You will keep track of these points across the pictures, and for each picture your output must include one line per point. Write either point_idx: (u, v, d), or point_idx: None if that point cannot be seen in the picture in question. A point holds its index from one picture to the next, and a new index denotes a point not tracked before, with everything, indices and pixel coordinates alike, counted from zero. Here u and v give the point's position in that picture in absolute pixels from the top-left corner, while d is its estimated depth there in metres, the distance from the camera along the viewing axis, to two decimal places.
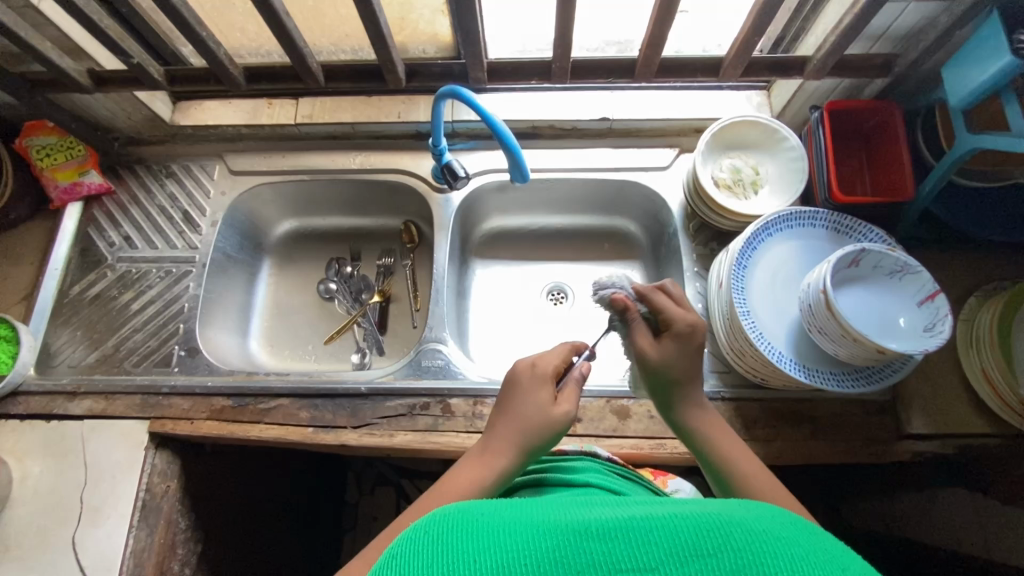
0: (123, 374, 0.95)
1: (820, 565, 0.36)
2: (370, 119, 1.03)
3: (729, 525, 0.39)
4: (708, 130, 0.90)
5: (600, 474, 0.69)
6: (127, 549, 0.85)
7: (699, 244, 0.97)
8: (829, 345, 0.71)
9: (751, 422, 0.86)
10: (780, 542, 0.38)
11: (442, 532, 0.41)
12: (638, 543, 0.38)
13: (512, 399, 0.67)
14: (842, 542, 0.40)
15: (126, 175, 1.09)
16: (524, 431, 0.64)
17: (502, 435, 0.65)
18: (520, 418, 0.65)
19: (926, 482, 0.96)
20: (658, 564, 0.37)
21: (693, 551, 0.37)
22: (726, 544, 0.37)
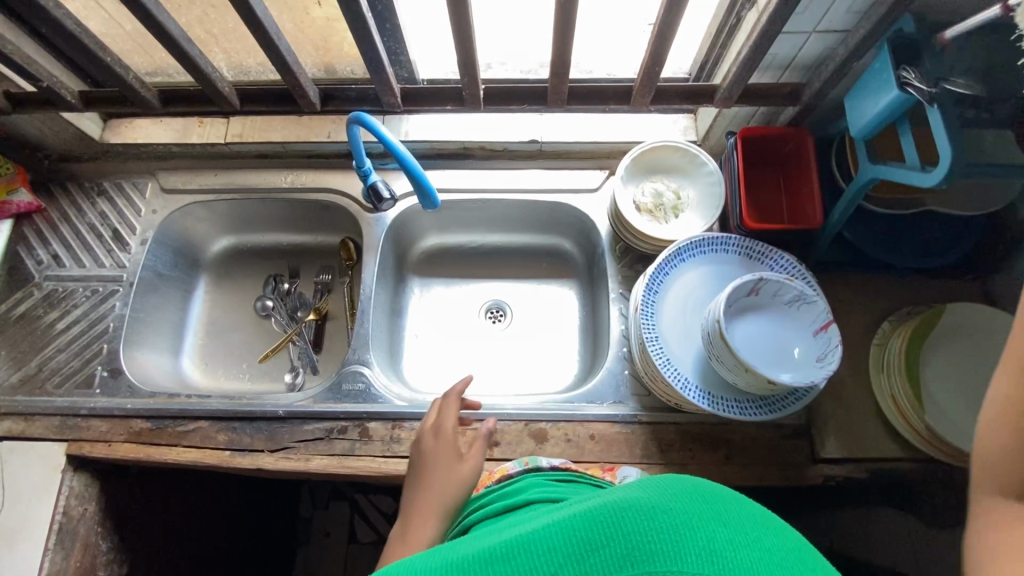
0: (44, 395, 0.94)
1: (714, 536, 0.37)
2: (300, 139, 1.03)
3: (620, 508, 0.38)
4: (628, 154, 0.90)
5: (542, 486, 0.66)
6: (41, 572, 0.85)
7: (624, 266, 0.98)
8: (727, 374, 0.71)
9: (666, 446, 0.86)
10: (669, 516, 0.38)
11: None
12: (538, 553, 0.38)
13: (426, 469, 0.74)
14: (741, 500, 0.41)
15: (58, 192, 1.08)
16: (444, 493, 0.70)
17: (424, 503, 0.69)
18: (437, 484, 0.71)
19: (850, 503, 0.96)
20: (557, 569, 0.36)
21: (589, 545, 0.37)
22: (616, 532, 0.37)
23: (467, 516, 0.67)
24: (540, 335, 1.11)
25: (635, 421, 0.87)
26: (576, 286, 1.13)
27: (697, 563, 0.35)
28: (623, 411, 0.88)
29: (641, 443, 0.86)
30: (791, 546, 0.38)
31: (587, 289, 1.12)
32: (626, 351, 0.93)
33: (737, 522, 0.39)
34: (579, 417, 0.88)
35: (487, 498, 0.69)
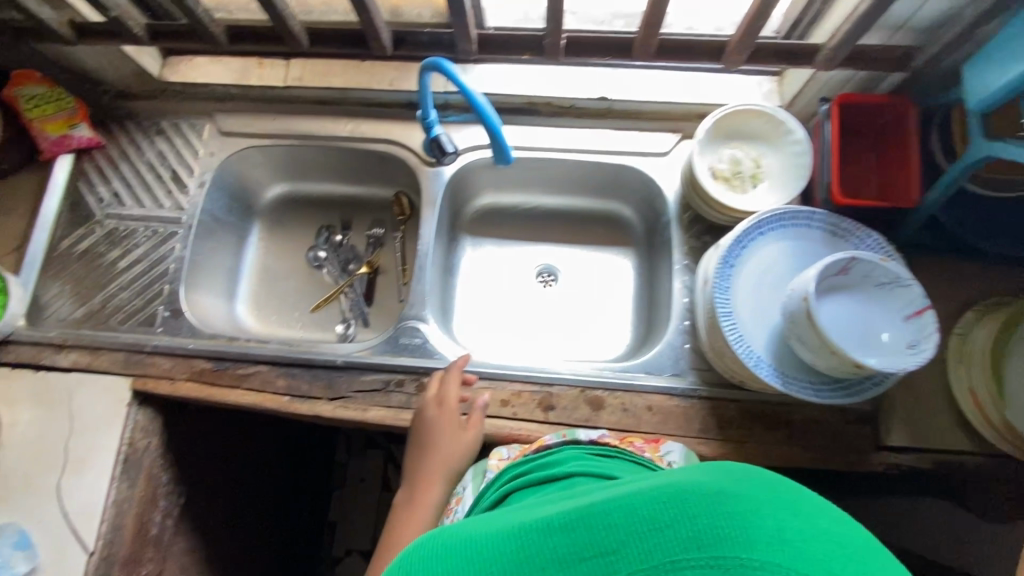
0: (109, 330, 0.96)
1: (785, 526, 0.34)
2: (362, 86, 1.00)
3: (684, 491, 0.37)
4: (710, 117, 0.85)
5: (581, 461, 0.67)
6: (109, 499, 0.88)
7: (691, 236, 0.94)
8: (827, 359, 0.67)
9: (726, 423, 0.84)
10: (737, 501, 0.36)
11: (423, 555, 0.43)
12: (597, 526, 0.37)
13: (433, 439, 0.81)
14: (810, 495, 0.39)
15: (117, 129, 1.07)
16: (447, 466, 0.80)
17: (431, 472, 0.80)
18: (443, 457, 0.80)
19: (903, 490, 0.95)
20: (618, 546, 0.35)
21: (654, 523, 0.35)
22: (681, 513, 0.35)
23: (506, 483, 0.68)
24: (593, 302, 1.09)
25: (695, 395, 0.86)
26: (631, 254, 1.10)
27: (770, 552, 0.33)
28: (683, 384, 0.87)
29: (699, 418, 0.84)
30: (867, 551, 0.35)
31: (645, 259, 1.09)
32: (688, 324, 0.90)
33: (808, 516, 0.36)
34: (637, 387, 0.86)
35: (527, 465, 0.69)
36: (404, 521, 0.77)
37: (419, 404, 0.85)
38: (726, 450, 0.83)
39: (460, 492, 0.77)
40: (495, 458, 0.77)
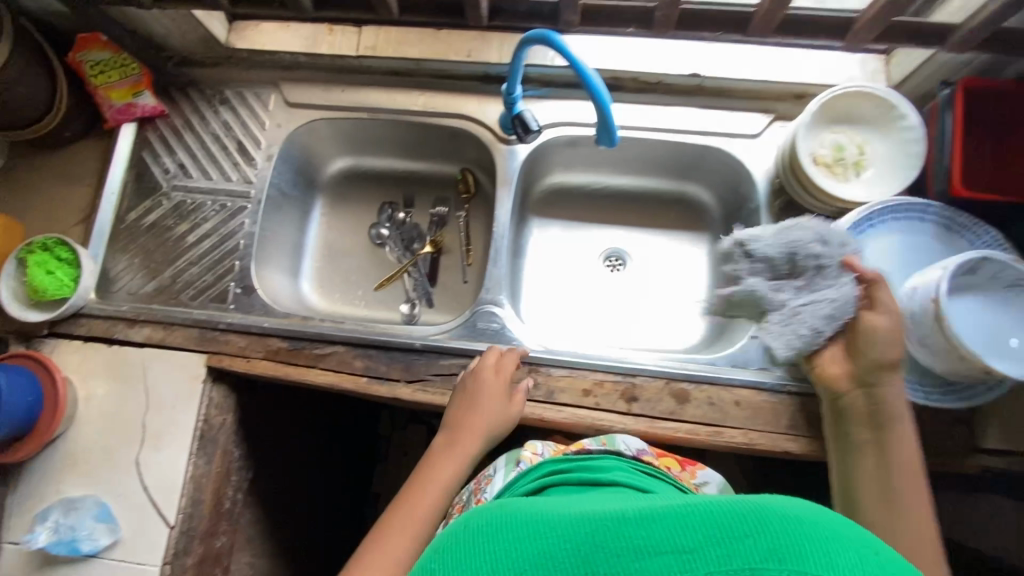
0: (180, 306, 0.95)
1: (869, 559, 0.32)
2: (438, 56, 0.96)
3: (765, 509, 0.34)
4: (818, 99, 0.80)
5: (626, 472, 0.64)
6: (187, 474, 0.88)
7: (782, 224, 0.90)
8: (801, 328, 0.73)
9: (815, 420, 0.82)
10: (820, 527, 0.33)
11: (468, 535, 0.39)
12: (675, 524, 0.34)
13: (479, 397, 0.80)
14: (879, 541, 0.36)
15: (180, 98, 1.03)
16: (486, 428, 0.79)
17: (468, 428, 0.79)
18: (485, 418, 0.79)
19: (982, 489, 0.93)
20: (696, 546, 0.33)
21: (739, 531, 0.33)
22: (765, 527, 0.33)
23: (539, 477, 0.65)
24: (665, 288, 1.06)
25: (785, 391, 0.84)
26: (706, 239, 1.07)
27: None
28: (772, 379, 0.85)
29: (788, 413, 0.83)
30: None
31: (721, 246, 1.05)
32: None
33: (882, 555, 0.34)
34: (724, 381, 0.84)
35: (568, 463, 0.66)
36: (432, 471, 0.77)
37: (473, 363, 0.85)
38: (815, 447, 0.82)
39: (491, 474, 0.76)
40: (529, 450, 0.76)
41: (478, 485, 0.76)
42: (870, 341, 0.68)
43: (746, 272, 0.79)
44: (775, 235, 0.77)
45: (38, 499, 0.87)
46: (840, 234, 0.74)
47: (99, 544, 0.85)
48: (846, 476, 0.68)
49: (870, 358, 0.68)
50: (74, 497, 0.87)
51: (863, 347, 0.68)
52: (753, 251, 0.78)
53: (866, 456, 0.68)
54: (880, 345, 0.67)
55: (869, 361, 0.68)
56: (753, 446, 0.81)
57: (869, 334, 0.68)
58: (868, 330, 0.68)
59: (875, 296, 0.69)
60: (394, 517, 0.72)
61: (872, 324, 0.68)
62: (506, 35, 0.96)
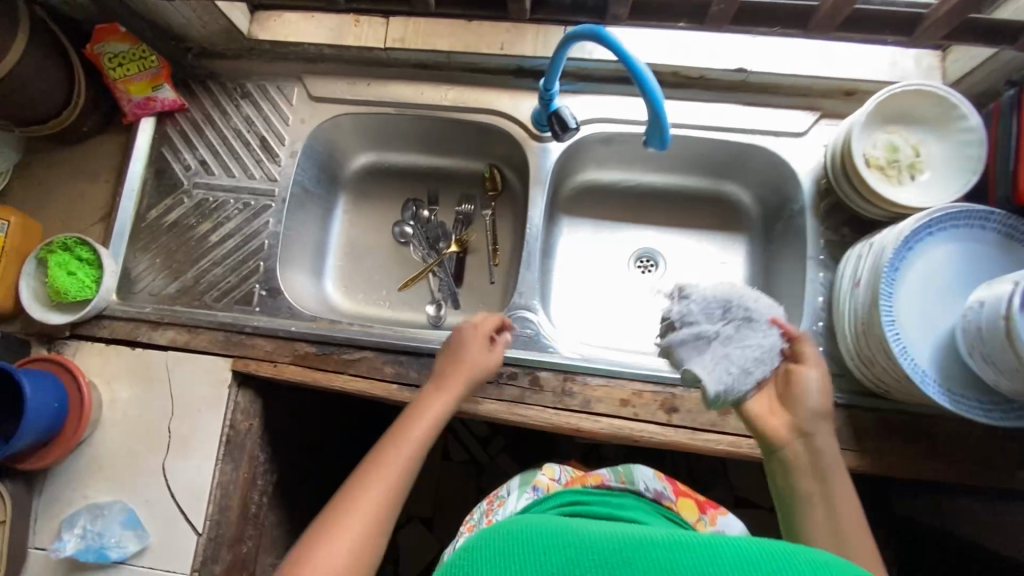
0: (204, 308, 0.93)
1: None
2: (469, 48, 0.92)
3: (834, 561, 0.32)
4: (874, 98, 0.76)
5: (641, 512, 0.65)
6: (215, 480, 0.86)
7: (828, 228, 0.87)
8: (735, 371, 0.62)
9: (861, 432, 0.80)
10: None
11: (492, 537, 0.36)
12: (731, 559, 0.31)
13: (463, 347, 0.80)
14: None
15: (199, 91, 1.00)
16: (470, 375, 0.78)
17: (453, 377, 0.78)
18: (469, 365, 0.79)
19: None
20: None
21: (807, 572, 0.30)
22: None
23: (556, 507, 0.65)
24: None
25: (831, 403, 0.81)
26: (743, 240, 1.03)
27: None
28: None
29: (834, 426, 0.80)
30: None
31: (759, 248, 1.02)
32: (821, 326, 0.85)
33: None
34: None
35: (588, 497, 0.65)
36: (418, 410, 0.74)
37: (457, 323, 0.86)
38: (861, 461, 0.79)
39: (503, 495, 0.74)
40: (546, 474, 0.74)
41: (489, 504, 0.75)
42: (801, 394, 0.64)
43: (679, 318, 0.64)
44: (714, 287, 0.64)
45: (63, 504, 0.86)
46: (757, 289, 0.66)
47: (127, 551, 0.83)
48: (790, 528, 0.62)
49: (811, 408, 0.63)
50: (101, 503, 0.86)
51: (796, 399, 0.64)
52: (689, 298, 0.64)
53: (814, 510, 0.61)
54: (813, 395, 0.63)
55: (809, 411, 0.63)
56: None
57: (801, 389, 0.64)
58: (806, 386, 0.64)
59: (800, 350, 0.65)
60: (382, 450, 0.70)
61: (804, 377, 0.64)
62: (541, 27, 0.92)
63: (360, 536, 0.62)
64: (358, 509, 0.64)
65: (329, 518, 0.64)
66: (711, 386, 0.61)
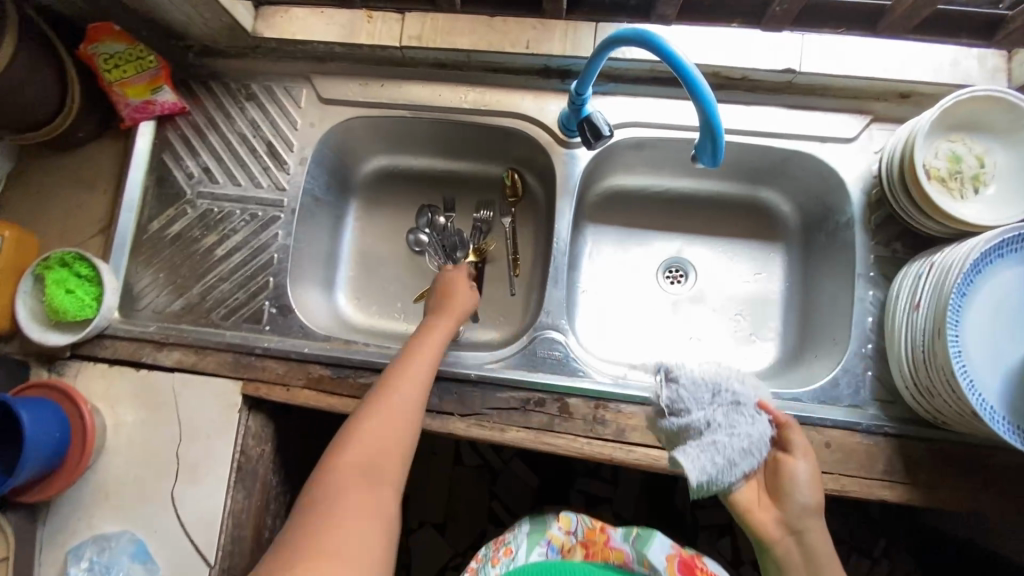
0: (211, 326, 0.88)
1: None
2: (492, 47, 0.85)
3: None
4: (942, 104, 0.70)
5: None
6: (226, 509, 0.82)
7: (878, 243, 0.81)
8: (721, 461, 0.62)
9: (914, 463, 0.74)
10: None
11: None
12: None
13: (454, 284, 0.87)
14: None
15: (202, 93, 0.94)
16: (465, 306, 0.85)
17: (452, 307, 0.83)
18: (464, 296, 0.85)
19: None
20: None
21: None
22: None
23: None
24: (734, 304, 0.96)
25: (881, 432, 0.76)
26: (780, 250, 0.97)
27: None
28: (865, 418, 0.77)
29: (885, 457, 0.75)
30: None
31: (798, 259, 0.96)
32: (870, 348, 0.79)
33: None
34: (814, 420, 0.76)
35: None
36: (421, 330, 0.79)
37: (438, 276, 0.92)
38: (914, 495, 0.74)
39: (511, 542, 0.74)
40: (559, 524, 0.75)
41: (495, 551, 0.74)
42: (789, 487, 0.61)
43: (669, 402, 0.66)
44: (702, 371, 0.66)
45: (68, 534, 0.82)
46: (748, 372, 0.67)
47: None
48: None
49: (799, 502, 0.60)
50: (108, 533, 0.82)
51: (785, 489, 0.61)
52: (677, 382, 0.65)
53: None
54: (802, 489, 0.60)
55: (798, 506, 0.60)
56: (848, 494, 0.74)
57: (788, 481, 0.61)
58: (793, 478, 0.61)
59: (787, 438, 0.63)
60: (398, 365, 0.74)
61: (791, 468, 0.61)
62: (569, 24, 0.85)
63: (395, 425, 0.68)
64: (389, 402, 0.69)
65: (362, 413, 0.68)
66: (694, 473, 0.61)
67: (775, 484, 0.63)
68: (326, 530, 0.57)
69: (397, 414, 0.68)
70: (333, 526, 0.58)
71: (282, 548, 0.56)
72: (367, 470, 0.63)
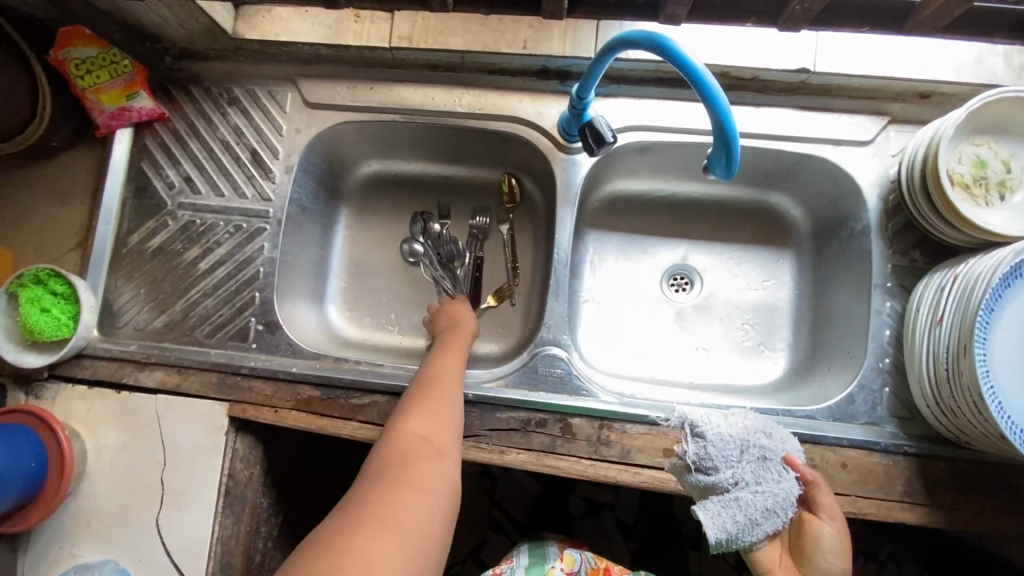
0: (195, 344, 0.84)
1: None
2: (488, 47, 0.81)
3: None
4: (969, 106, 0.65)
5: None
6: (214, 537, 0.78)
7: (896, 252, 0.77)
8: (742, 519, 0.65)
9: (934, 484, 0.71)
10: None
11: None
12: None
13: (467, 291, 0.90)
14: None
15: (181, 98, 0.89)
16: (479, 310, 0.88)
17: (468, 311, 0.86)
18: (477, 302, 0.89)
19: None
20: None
21: None
22: None
23: None
24: (742, 313, 0.92)
25: (900, 452, 0.72)
26: (789, 256, 0.93)
27: None
28: (883, 437, 0.73)
29: (905, 478, 0.71)
30: None
31: (808, 266, 0.91)
32: (888, 363, 0.75)
33: None
34: (829, 440, 0.73)
35: None
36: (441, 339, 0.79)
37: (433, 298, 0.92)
38: (935, 518, 0.70)
39: None
40: (561, 563, 0.71)
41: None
42: (813, 551, 0.62)
43: (697, 459, 0.67)
44: (730, 428, 0.68)
45: (49, 563, 0.78)
46: (778, 426, 0.69)
47: None
48: None
49: (822, 567, 0.61)
50: (90, 562, 0.78)
51: (809, 551, 0.62)
52: (705, 439, 0.67)
53: None
54: (826, 552, 0.61)
55: (821, 571, 0.61)
56: (865, 517, 0.70)
57: (811, 544, 0.62)
58: (818, 539, 0.62)
59: (815, 499, 0.64)
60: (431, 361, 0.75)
61: (816, 530, 0.62)
62: (569, 22, 0.81)
63: (441, 409, 0.67)
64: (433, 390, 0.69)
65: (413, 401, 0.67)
66: (715, 530, 0.65)
67: (800, 544, 0.64)
68: (392, 498, 0.55)
69: (441, 401, 0.68)
70: (398, 493, 0.55)
71: (347, 520, 0.52)
72: (422, 445, 0.62)
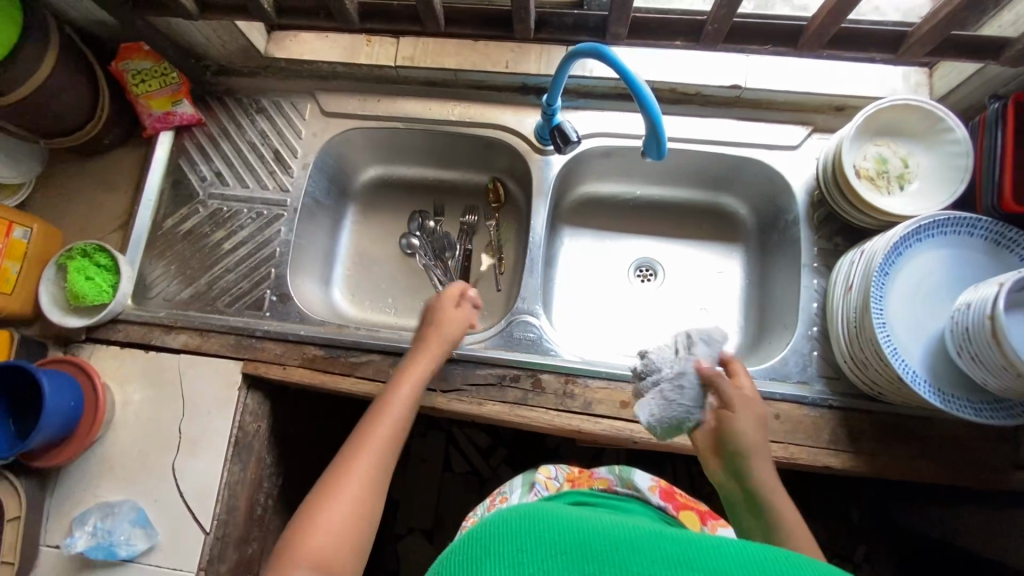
0: (216, 313, 0.96)
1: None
2: (475, 67, 0.97)
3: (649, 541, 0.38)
4: (864, 112, 0.80)
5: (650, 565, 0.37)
6: (223, 480, 0.88)
7: (821, 237, 0.90)
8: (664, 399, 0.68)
9: (857, 435, 0.81)
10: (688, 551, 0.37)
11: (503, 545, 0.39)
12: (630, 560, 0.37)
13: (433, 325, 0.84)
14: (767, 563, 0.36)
15: (216, 107, 1.05)
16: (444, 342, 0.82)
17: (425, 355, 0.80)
18: (445, 333, 0.82)
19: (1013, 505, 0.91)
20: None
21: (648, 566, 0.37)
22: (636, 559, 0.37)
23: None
24: (699, 299, 1.04)
25: (826, 405, 0.82)
26: (739, 251, 1.06)
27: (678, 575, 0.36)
28: (812, 392, 0.84)
29: (830, 428, 0.81)
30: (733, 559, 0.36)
31: (754, 258, 1.04)
32: (816, 331, 0.87)
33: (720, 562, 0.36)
34: (764, 394, 0.83)
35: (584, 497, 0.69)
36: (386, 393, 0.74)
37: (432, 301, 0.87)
38: (859, 464, 0.80)
39: (506, 492, 0.79)
40: (542, 472, 0.78)
41: (491, 501, 0.78)
42: (728, 435, 0.66)
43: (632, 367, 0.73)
44: None
45: (75, 501, 0.88)
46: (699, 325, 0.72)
47: (135, 549, 0.84)
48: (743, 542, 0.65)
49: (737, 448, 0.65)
50: (111, 501, 0.87)
51: (726, 425, 0.66)
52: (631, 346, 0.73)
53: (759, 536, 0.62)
54: (738, 436, 0.65)
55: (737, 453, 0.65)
56: (795, 461, 0.80)
57: (725, 431, 0.66)
58: (736, 414, 0.66)
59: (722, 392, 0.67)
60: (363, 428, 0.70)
61: (727, 418, 0.66)
62: (544, 47, 0.97)
63: (352, 499, 0.63)
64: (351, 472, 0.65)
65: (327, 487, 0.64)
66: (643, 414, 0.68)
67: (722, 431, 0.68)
68: None
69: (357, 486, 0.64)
70: None
71: None
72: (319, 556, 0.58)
